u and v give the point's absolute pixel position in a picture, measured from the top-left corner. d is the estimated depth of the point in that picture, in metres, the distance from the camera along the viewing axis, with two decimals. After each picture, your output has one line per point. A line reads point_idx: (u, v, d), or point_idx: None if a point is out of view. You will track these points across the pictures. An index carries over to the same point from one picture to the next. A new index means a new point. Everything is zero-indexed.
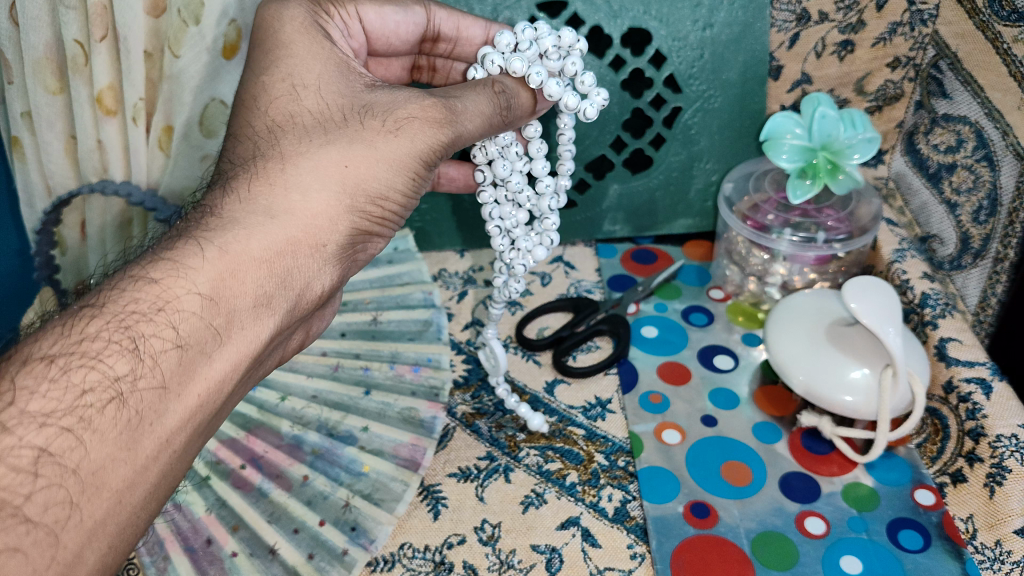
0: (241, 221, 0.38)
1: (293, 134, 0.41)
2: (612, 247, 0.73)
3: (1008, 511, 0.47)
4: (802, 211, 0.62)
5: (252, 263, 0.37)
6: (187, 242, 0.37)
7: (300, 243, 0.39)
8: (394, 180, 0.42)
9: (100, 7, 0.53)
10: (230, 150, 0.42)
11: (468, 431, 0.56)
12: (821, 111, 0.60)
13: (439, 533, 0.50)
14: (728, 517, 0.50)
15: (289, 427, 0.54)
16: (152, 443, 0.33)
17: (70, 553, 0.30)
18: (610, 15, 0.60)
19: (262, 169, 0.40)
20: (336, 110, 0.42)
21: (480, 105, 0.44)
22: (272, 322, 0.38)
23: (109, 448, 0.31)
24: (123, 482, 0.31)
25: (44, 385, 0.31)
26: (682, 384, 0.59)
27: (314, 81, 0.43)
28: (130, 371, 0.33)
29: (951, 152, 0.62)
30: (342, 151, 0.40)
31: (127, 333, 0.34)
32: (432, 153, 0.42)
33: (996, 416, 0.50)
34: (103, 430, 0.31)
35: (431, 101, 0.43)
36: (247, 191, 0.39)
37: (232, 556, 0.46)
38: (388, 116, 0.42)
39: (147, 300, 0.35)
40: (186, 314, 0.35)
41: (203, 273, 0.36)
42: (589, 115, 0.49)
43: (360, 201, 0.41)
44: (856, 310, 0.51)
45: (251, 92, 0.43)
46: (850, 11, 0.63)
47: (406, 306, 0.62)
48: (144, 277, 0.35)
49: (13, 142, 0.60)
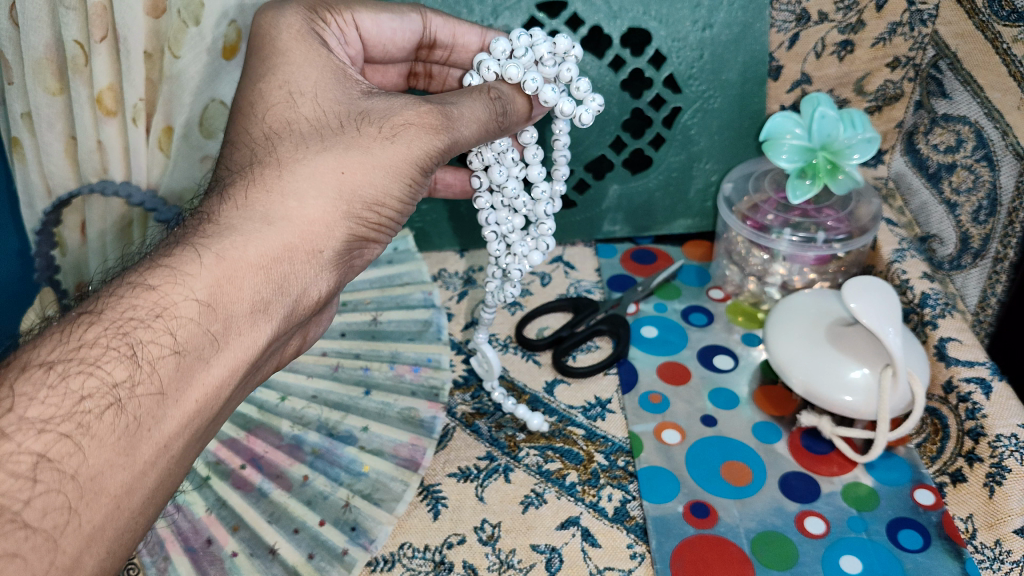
0: (238, 228, 0.38)
1: (289, 141, 0.41)
2: (612, 247, 0.74)
3: (1008, 511, 0.47)
4: (802, 211, 0.62)
5: (249, 270, 0.37)
6: (184, 249, 0.37)
7: (297, 249, 0.39)
8: (390, 186, 0.42)
9: (101, 7, 0.53)
10: (227, 157, 0.42)
11: (468, 431, 0.56)
12: (820, 111, 0.59)
13: (440, 533, 0.50)
14: (728, 518, 0.50)
15: (290, 427, 0.54)
16: (150, 449, 0.33)
17: (69, 557, 0.30)
18: (610, 15, 0.60)
19: (259, 176, 0.40)
20: (332, 117, 0.42)
21: (475, 111, 0.44)
22: (269, 328, 0.38)
23: (107, 454, 0.31)
24: (121, 487, 0.31)
25: (43, 392, 0.31)
26: (682, 384, 0.59)
27: (310, 88, 0.43)
28: (128, 377, 0.33)
29: (951, 152, 0.62)
30: (338, 157, 0.40)
31: (125, 340, 0.34)
32: (427, 159, 0.42)
33: (996, 416, 0.50)
34: (101, 435, 0.31)
35: (427, 107, 0.43)
36: (244, 198, 0.39)
37: (232, 556, 0.46)
38: (384, 123, 0.42)
39: (144, 307, 0.35)
40: (183, 321, 0.35)
41: (200, 280, 0.36)
42: (583, 121, 0.49)
43: (357, 207, 0.41)
44: (856, 311, 0.51)
45: (248, 99, 0.43)
46: (850, 11, 0.63)
47: (406, 306, 0.63)
48: (142, 283, 0.35)
49: (13, 142, 0.60)
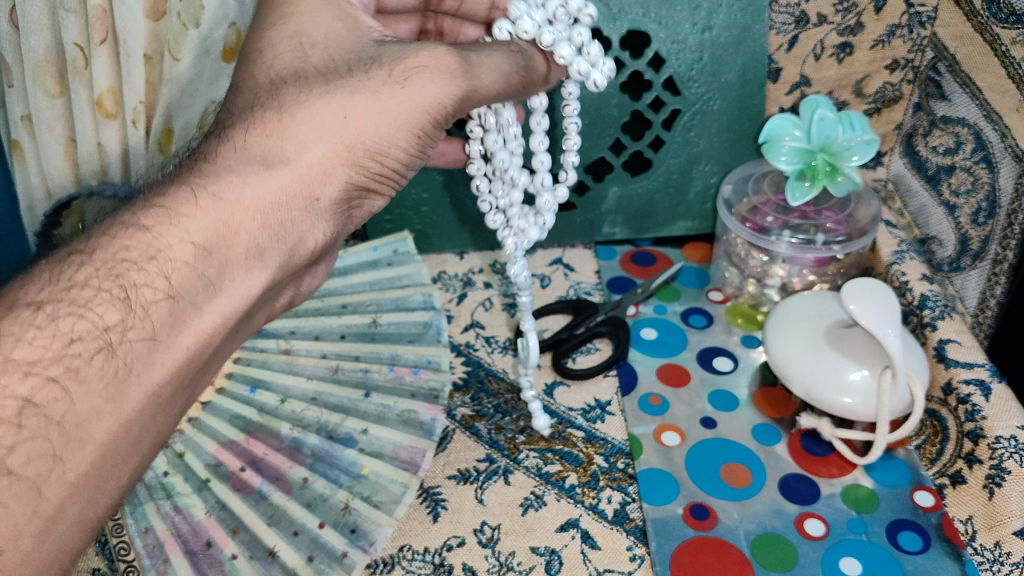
0: (235, 170, 0.36)
1: (294, 85, 0.38)
2: (612, 250, 0.73)
3: (1008, 512, 0.47)
4: (801, 213, 0.62)
5: (246, 215, 0.36)
6: (180, 188, 0.35)
7: (295, 196, 0.37)
8: (396, 135, 0.39)
9: (100, 11, 0.53)
10: (229, 100, 0.40)
11: (468, 433, 0.56)
12: (819, 113, 0.60)
13: (439, 536, 0.50)
14: (727, 520, 0.50)
15: (289, 429, 0.54)
16: (138, 395, 0.32)
17: (51, 506, 0.30)
18: (610, 17, 0.61)
19: (261, 118, 0.38)
20: (341, 63, 0.39)
21: (497, 71, 0.42)
22: (263, 275, 0.37)
23: (95, 400, 0.31)
24: (107, 436, 0.31)
25: (31, 332, 0.31)
26: (682, 386, 0.59)
27: (322, 39, 0.40)
28: (120, 321, 0.32)
29: (950, 154, 0.63)
30: (342, 100, 0.38)
31: (118, 282, 0.33)
32: (443, 107, 0.40)
33: (995, 418, 0.50)
34: (90, 380, 0.31)
35: (444, 49, 0.39)
36: (244, 139, 0.37)
37: (232, 558, 0.46)
38: (395, 65, 0.39)
39: (137, 249, 0.34)
40: (178, 264, 0.34)
41: (197, 221, 0.35)
42: (599, 85, 0.46)
43: (359, 155, 0.39)
44: (856, 312, 0.50)
45: (257, 46, 0.41)
46: (849, 13, 0.63)
47: (406, 308, 0.63)
48: (136, 224, 0.35)
49: (14, 143, 0.60)
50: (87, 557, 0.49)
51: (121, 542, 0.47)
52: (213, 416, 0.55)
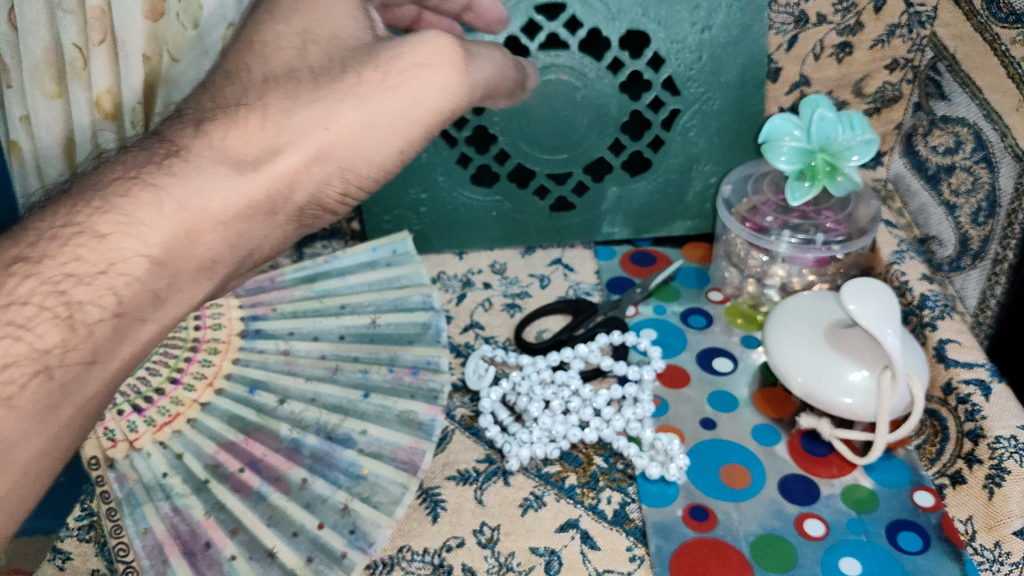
0: (206, 172, 0.36)
1: (281, 89, 0.38)
2: (611, 250, 0.73)
3: (1008, 512, 0.47)
4: (800, 213, 0.62)
5: (208, 224, 0.36)
6: (141, 189, 0.35)
7: (260, 206, 0.37)
8: (377, 147, 0.39)
9: (99, 11, 0.53)
10: (218, 87, 0.39)
11: (468, 433, 0.56)
12: (819, 113, 0.59)
13: (439, 536, 0.50)
14: (727, 521, 0.50)
15: (288, 430, 0.54)
16: (69, 412, 0.34)
17: None
18: (609, 17, 0.61)
19: (240, 119, 0.37)
20: (336, 62, 0.39)
21: (492, 69, 0.43)
22: (210, 285, 0.38)
23: (25, 423, 0.33)
24: (31, 456, 0.33)
25: None
26: (683, 387, 0.59)
27: (327, 37, 0.40)
28: (61, 343, 0.33)
29: (950, 154, 0.63)
30: (327, 111, 0.37)
31: (62, 299, 0.33)
32: (431, 118, 0.40)
33: (995, 418, 0.50)
34: (23, 405, 0.32)
35: (444, 41, 0.39)
36: (217, 138, 0.37)
37: (231, 559, 0.46)
38: (390, 66, 0.38)
39: (89, 260, 0.34)
40: (129, 279, 0.34)
41: (157, 232, 0.35)
42: None
43: (331, 167, 0.38)
44: (855, 312, 0.50)
45: (252, 38, 0.40)
46: (848, 13, 0.63)
47: (405, 309, 0.63)
48: (91, 230, 0.34)
49: (14, 145, 0.60)
50: (87, 558, 0.49)
51: (120, 543, 0.47)
52: (211, 416, 0.55)
